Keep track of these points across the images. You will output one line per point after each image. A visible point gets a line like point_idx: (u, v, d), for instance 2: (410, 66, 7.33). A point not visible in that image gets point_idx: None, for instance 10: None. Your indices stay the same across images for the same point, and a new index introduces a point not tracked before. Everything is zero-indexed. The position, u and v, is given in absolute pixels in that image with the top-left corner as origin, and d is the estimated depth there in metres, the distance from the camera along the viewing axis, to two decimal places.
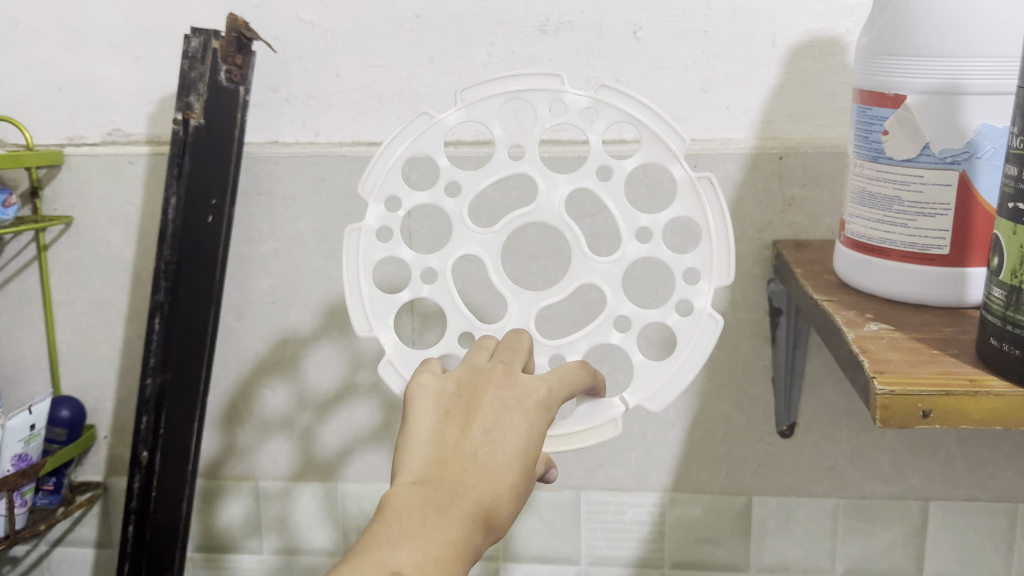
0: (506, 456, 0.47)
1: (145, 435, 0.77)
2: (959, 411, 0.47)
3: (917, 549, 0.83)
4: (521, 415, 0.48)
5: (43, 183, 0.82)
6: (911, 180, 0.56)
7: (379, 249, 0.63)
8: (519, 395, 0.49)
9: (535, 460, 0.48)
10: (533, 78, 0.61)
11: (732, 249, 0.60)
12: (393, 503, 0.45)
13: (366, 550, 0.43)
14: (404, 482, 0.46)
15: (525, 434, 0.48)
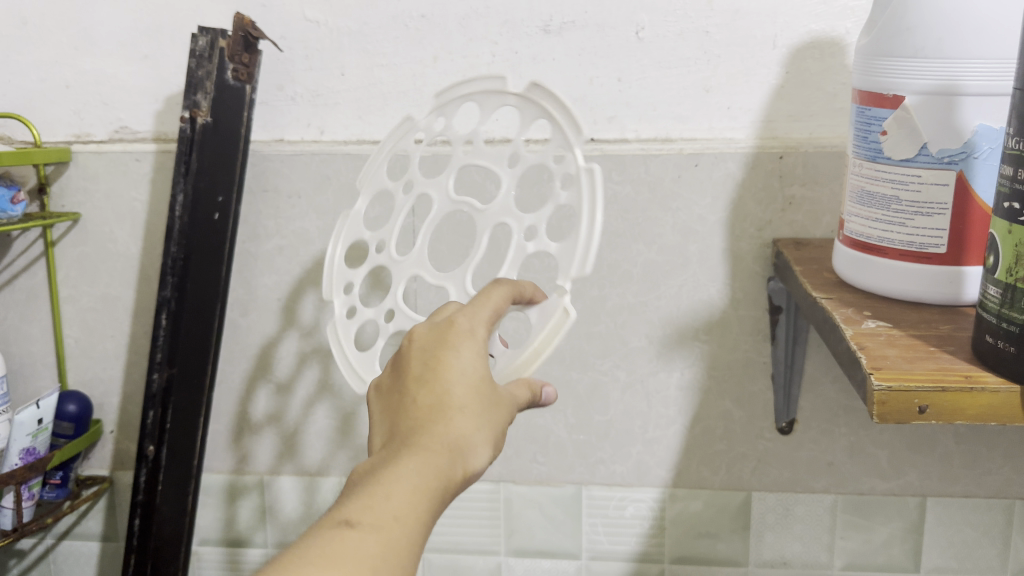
0: (443, 390, 0.48)
1: (151, 429, 0.79)
2: (955, 407, 0.48)
3: (914, 544, 0.84)
4: (448, 351, 0.49)
5: (51, 179, 0.83)
6: (909, 179, 0.57)
7: (351, 324, 0.66)
8: (440, 339, 0.50)
9: (483, 382, 0.49)
10: (391, 132, 0.68)
11: (568, 108, 0.57)
12: (356, 476, 0.46)
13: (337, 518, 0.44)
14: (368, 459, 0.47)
15: (456, 364, 0.49)
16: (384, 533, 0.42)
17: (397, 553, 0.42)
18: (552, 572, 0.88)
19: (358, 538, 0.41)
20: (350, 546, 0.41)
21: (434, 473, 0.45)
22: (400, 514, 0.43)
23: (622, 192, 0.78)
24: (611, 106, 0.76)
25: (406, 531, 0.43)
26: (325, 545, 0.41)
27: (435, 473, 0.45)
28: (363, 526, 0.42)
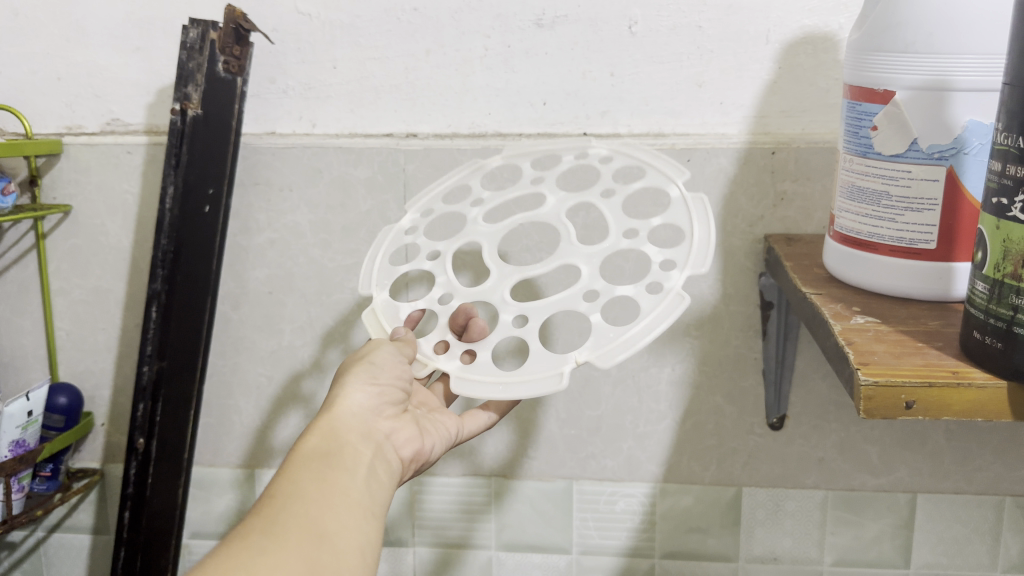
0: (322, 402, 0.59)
1: (141, 422, 0.79)
2: (942, 403, 0.48)
3: (904, 540, 0.84)
4: None
5: (42, 171, 0.83)
6: (899, 175, 0.57)
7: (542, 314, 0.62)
8: None
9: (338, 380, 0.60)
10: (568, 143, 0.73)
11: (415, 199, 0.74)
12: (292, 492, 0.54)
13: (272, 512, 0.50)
14: None
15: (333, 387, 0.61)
16: (276, 510, 0.48)
17: (289, 515, 0.48)
18: (543, 566, 0.88)
19: (253, 523, 0.47)
20: (246, 533, 0.47)
21: (316, 446, 0.54)
22: (290, 490, 0.50)
23: None
24: (603, 100, 0.76)
25: (300, 499, 0.49)
26: (226, 541, 0.46)
27: (315, 445, 0.54)
28: (259, 515, 0.48)
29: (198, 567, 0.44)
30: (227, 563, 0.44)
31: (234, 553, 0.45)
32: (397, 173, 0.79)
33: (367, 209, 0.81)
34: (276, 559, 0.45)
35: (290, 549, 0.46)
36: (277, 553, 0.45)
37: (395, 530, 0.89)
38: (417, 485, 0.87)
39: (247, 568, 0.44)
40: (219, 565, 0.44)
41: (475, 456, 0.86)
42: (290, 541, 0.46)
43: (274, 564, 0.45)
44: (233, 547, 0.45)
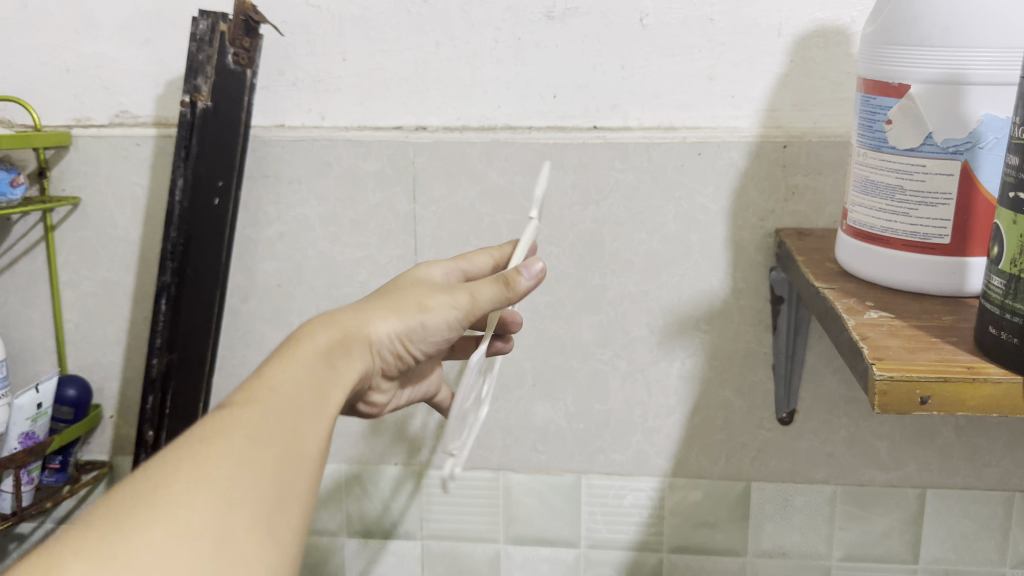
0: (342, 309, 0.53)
1: (151, 414, 0.79)
2: (957, 398, 0.48)
3: (913, 536, 0.83)
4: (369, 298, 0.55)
5: (51, 163, 0.83)
6: (913, 169, 0.56)
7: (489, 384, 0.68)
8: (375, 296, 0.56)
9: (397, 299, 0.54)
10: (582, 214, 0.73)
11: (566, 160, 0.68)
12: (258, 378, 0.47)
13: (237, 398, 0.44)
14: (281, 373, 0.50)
15: (363, 301, 0.55)
16: (257, 419, 0.41)
17: (270, 429, 0.41)
18: (551, 560, 0.88)
19: (229, 425, 0.41)
20: (219, 434, 0.40)
21: (314, 354, 0.47)
22: (274, 400, 0.43)
23: (625, 180, 0.77)
24: (614, 94, 0.76)
25: (280, 413, 0.42)
26: (192, 437, 0.40)
27: (311, 351, 0.47)
28: (236, 417, 0.41)
29: (157, 466, 0.38)
30: (195, 470, 0.38)
31: (205, 458, 0.38)
32: (406, 166, 0.79)
33: (376, 203, 0.80)
34: (251, 479, 0.39)
35: (268, 471, 0.40)
36: (252, 468, 0.39)
37: (404, 523, 0.89)
38: (425, 478, 0.87)
39: (218, 483, 0.38)
40: (186, 472, 0.38)
41: (484, 449, 0.86)
42: (269, 461, 0.40)
43: (247, 483, 0.38)
44: (204, 448, 0.39)
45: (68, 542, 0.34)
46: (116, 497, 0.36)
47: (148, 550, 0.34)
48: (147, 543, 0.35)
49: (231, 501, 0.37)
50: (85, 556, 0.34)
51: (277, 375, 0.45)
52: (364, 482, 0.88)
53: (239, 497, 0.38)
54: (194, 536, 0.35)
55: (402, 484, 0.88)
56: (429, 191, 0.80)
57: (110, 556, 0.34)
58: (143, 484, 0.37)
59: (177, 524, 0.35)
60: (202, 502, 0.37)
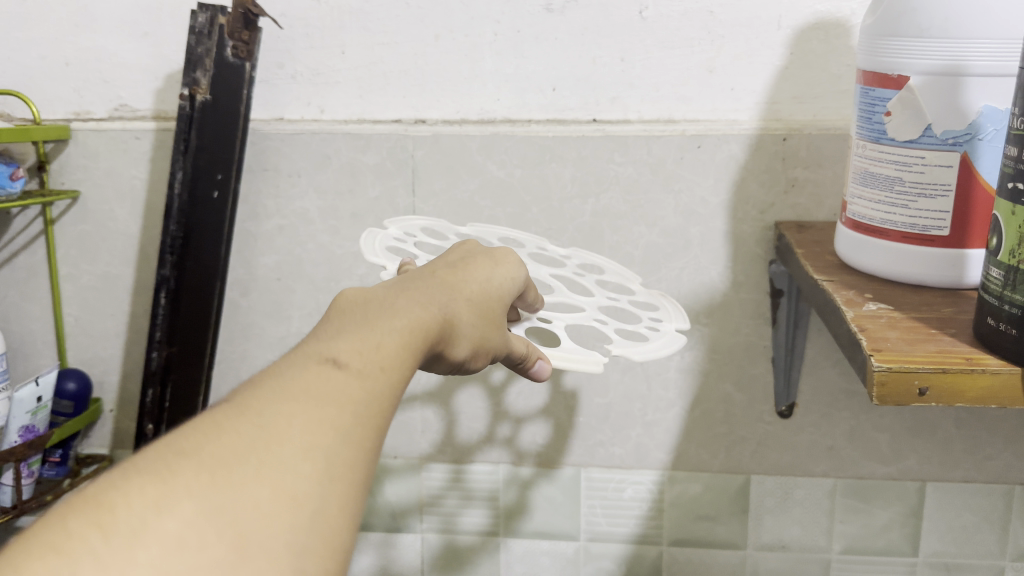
0: (430, 292, 0.44)
1: (150, 408, 0.79)
2: (956, 389, 0.48)
3: (913, 529, 0.83)
4: (467, 279, 0.47)
5: (50, 157, 0.83)
6: (912, 161, 0.56)
7: None
8: (464, 270, 0.48)
9: (488, 307, 0.47)
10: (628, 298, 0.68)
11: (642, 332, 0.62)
12: (356, 315, 0.40)
13: (342, 342, 0.37)
14: (363, 300, 0.42)
15: (439, 271, 0.48)
16: (370, 379, 0.36)
17: (380, 399, 0.36)
18: (551, 553, 0.88)
19: (344, 379, 0.35)
20: (332, 388, 0.34)
21: (415, 330, 0.40)
22: (385, 363, 0.37)
23: (624, 173, 0.77)
24: (614, 86, 0.76)
25: (392, 381, 0.37)
26: (305, 381, 0.34)
27: (411, 329, 0.40)
28: (350, 371, 0.36)
29: (269, 410, 0.33)
30: (308, 427, 0.32)
31: (317, 414, 0.33)
32: (405, 160, 0.79)
33: (375, 196, 0.80)
34: (360, 451, 0.33)
35: (374, 445, 0.34)
36: (361, 439, 0.34)
37: (404, 516, 0.89)
38: (425, 471, 0.87)
39: (328, 446, 0.32)
40: (300, 427, 0.32)
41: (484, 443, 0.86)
42: (375, 436, 0.35)
43: (357, 456, 0.33)
44: (318, 402, 0.33)
45: (177, 478, 0.29)
46: (226, 438, 0.31)
47: (255, 514, 0.29)
48: (255, 505, 0.30)
49: (340, 474, 0.32)
50: (193, 503, 0.29)
51: (387, 333, 0.39)
52: None
53: (341, 479, 0.32)
54: (300, 509, 0.30)
55: (402, 478, 0.88)
56: (429, 184, 0.80)
57: (218, 509, 0.29)
58: (255, 430, 0.32)
59: (285, 489, 0.30)
60: (313, 468, 0.31)
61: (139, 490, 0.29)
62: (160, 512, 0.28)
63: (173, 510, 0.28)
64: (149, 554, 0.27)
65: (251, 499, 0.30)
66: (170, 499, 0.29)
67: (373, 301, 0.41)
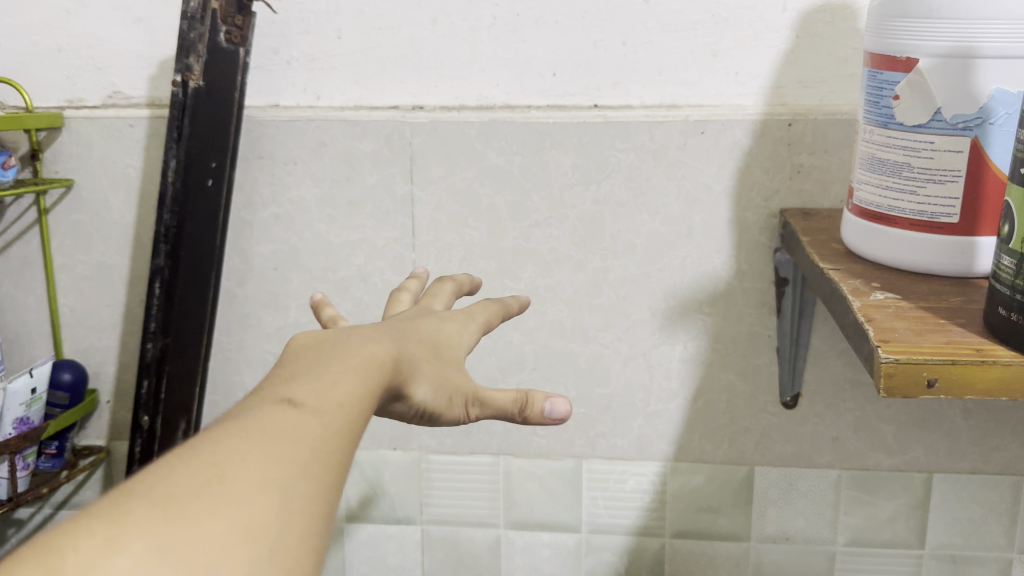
0: (381, 331, 0.40)
1: (146, 400, 0.78)
2: (966, 380, 0.46)
3: (919, 521, 0.82)
4: (423, 322, 0.43)
5: (44, 145, 0.82)
6: (921, 146, 0.55)
7: None
8: (421, 316, 0.44)
9: (449, 347, 0.43)
10: None
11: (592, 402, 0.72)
12: (311, 352, 0.37)
13: (296, 379, 0.35)
14: (316, 338, 0.38)
15: (395, 319, 0.44)
16: (330, 414, 0.33)
17: (342, 433, 0.33)
18: (551, 545, 0.87)
19: (303, 415, 0.33)
20: (290, 424, 0.32)
21: (373, 362, 0.36)
22: (349, 396, 0.34)
23: (625, 160, 0.76)
24: (615, 71, 0.74)
25: (354, 415, 0.34)
26: (260, 418, 0.32)
27: (369, 366, 0.36)
28: (308, 408, 0.33)
29: (223, 448, 0.30)
30: (264, 463, 0.30)
31: (274, 450, 0.31)
32: (403, 147, 0.78)
33: (372, 184, 0.79)
34: (323, 485, 0.31)
35: (338, 480, 0.32)
36: (321, 474, 0.32)
37: (402, 507, 0.88)
38: (424, 463, 0.87)
39: (288, 482, 0.30)
40: (256, 464, 0.30)
41: (484, 434, 0.85)
42: (339, 470, 0.32)
43: (318, 491, 0.31)
44: (275, 439, 0.31)
45: (126, 517, 0.27)
46: (179, 477, 0.29)
47: (210, 549, 0.27)
48: (207, 543, 0.27)
49: (300, 510, 0.30)
50: (143, 542, 0.27)
51: (347, 367, 0.36)
52: (364, 466, 0.87)
53: (300, 515, 0.30)
54: (258, 542, 0.28)
55: (402, 470, 0.87)
56: (426, 172, 0.78)
57: (170, 545, 0.27)
58: (208, 467, 0.30)
59: (242, 524, 0.28)
60: (272, 502, 0.29)
61: (87, 532, 0.26)
62: (108, 553, 0.26)
63: (122, 547, 0.26)
64: None
65: (206, 533, 0.28)
66: (119, 537, 0.26)
67: (326, 338, 0.38)
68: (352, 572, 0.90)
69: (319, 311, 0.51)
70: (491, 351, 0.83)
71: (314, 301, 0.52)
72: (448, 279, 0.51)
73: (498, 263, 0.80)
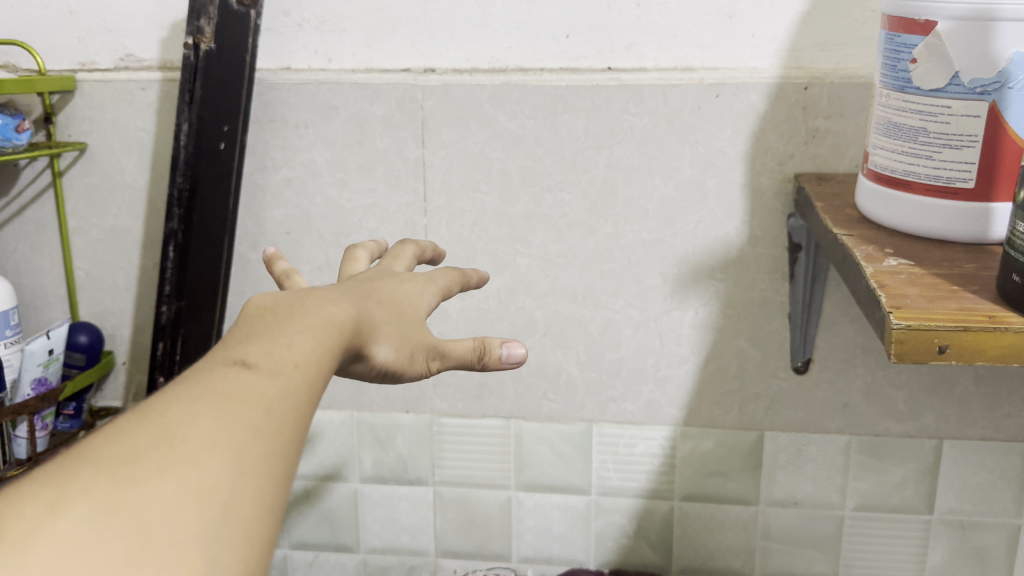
0: (339, 292, 0.39)
1: (161, 362, 0.79)
2: (977, 347, 0.46)
3: (928, 486, 0.82)
4: (386, 283, 0.43)
5: (56, 109, 0.82)
6: (938, 110, 0.54)
7: None
8: (386, 277, 0.44)
9: (412, 308, 0.43)
10: None
11: None
12: (267, 312, 0.36)
13: (252, 338, 0.34)
14: (271, 297, 0.37)
15: (359, 279, 0.43)
16: (285, 374, 0.33)
17: (296, 392, 0.33)
18: (561, 507, 0.88)
19: (255, 375, 0.32)
20: (242, 384, 0.32)
21: (334, 321, 0.36)
22: (303, 357, 0.34)
23: (639, 124, 0.75)
24: (629, 33, 0.73)
25: (310, 376, 0.34)
26: (211, 382, 0.32)
27: (327, 324, 0.36)
28: (261, 369, 0.33)
29: (173, 410, 0.30)
30: (215, 424, 0.30)
31: (224, 412, 0.31)
32: (414, 111, 0.77)
33: (384, 147, 0.79)
34: (276, 445, 0.31)
35: (294, 441, 0.32)
36: (275, 435, 0.31)
37: (415, 468, 0.89)
38: (436, 426, 0.87)
39: (239, 442, 0.30)
40: (205, 424, 0.30)
41: (495, 397, 0.86)
42: (294, 430, 0.32)
43: (271, 451, 0.31)
44: (225, 399, 0.31)
45: (73, 482, 0.28)
46: (127, 439, 0.29)
47: (158, 512, 0.27)
48: (156, 503, 0.28)
49: (253, 470, 0.30)
50: (89, 506, 0.27)
51: (303, 326, 0.35)
52: (377, 429, 0.88)
53: (251, 474, 0.30)
54: (210, 502, 0.28)
55: (415, 433, 0.88)
56: (438, 136, 0.78)
57: (114, 509, 0.27)
58: (157, 430, 0.30)
59: (192, 486, 0.28)
60: (223, 461, 0.29)
61: (32, 497, 0.27)
62: (55, 517, 0.27)
63: (69, 513, 0.27)
64: (40, 559, 0.26)
65: (154, 494, 0.28)
66: (64, 504, 0.27)
67: (283, 297, 0.37)
68: (365, 532, 0.91)
69: (272, 265, 0.49)
70: (503, 316, 0.83)
71: (267, 255, 0.51)
72: (412, 241, 0.51)
73: (509, 228, 0.80)
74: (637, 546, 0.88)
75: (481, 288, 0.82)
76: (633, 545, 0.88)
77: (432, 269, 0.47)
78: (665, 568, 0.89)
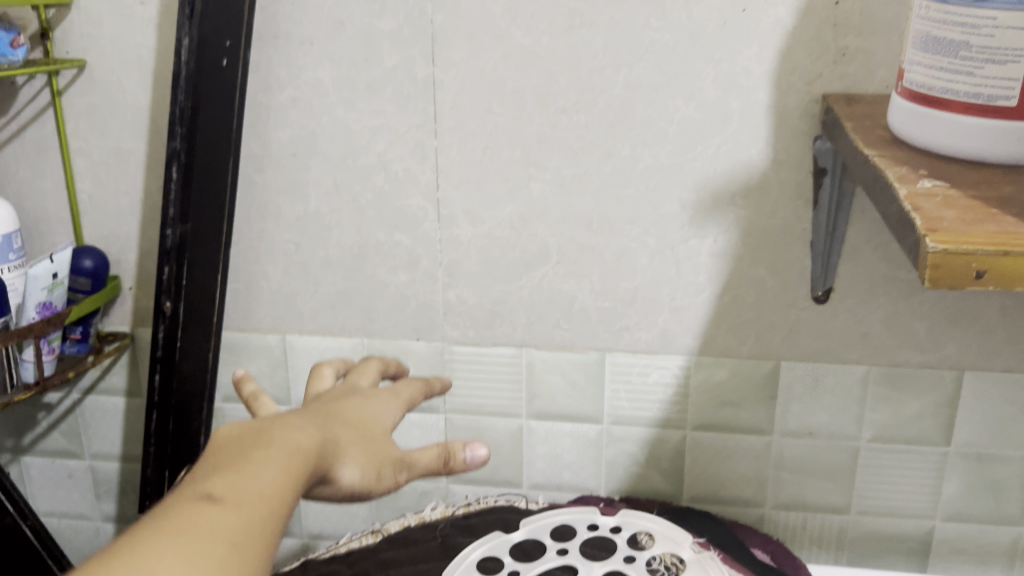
0: (303, 418, 0.42)
1: (167, 285, 0.77)
2: (1018, 273, 0.44)
3: (946, 418, 0.81)
4: (346, 405, 0.46)
5: (53, 25, 0.79)
6: (982, 22, 0.50)
7: None
8: (346, 399, 0.47)
9: (375, 429, 0.45)
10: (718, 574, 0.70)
11: None
12: (230, 446, 0.38)
13: (217, 473, 0.35)
14: (234, 429, 0.39)
15: (321, 402, 0.46)
16: (250, 506, 0.34)
17: (262, 526, 0.34)
18: (572, 435, 0.88)
19: (221, 512, 0.34)
20: (208, 521, 0.33)
21: (297, 451, 0.38)
22: (267, 488, 0.35)
23: (661, 41, 0.72)
24: None
25: (274, 506, 0.35)
26: (179, 519, 0.33)
27: (289, 456, 0.38)
28: (227, 503, 0.34)
29: (141, 550, 0.31)
30: (186, 563, 0.31)
31: (190, 546, 0.32)
32: (425, 27, 0.74)
33: (393, 66, 0.76)
34: (241, 565, 0.32)
35: (259, 565, 0.33)
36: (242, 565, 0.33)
37: (425, 395, 0.88)
38: (447, 354, 0.86)
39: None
40: (173, 563, 0.31)
41: (507, 326, 0.85)
42: (260, 558, 0.33)
43: None
44: (191, 538, 0.32)
45: None
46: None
47: None
48: None
49: None
50: None
51: (265, 459, 0.37)
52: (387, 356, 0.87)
53: None
54: None
55: (426, 360, 0.87)
56: (449, 53, 0.74)
57: None
58: (125, 568, 0.30)
59: None
60: None
61: None
62: None
63: None
64: None
65: None
66: None
67: (249, 427, 0.39)
68: None
69: (239, 387, 0.52)
70: (515, 243, 0.81)
71: (233, 377, 0.54)
72: (378, 358, 0.57)
73: (522, 151, 0.77)
74: (648, 474, 0.88)
75: (493, 214, 0.80)
76: (644, 473, 0.88)
77: (398, 382, 0.52)
78: (676, 496, 0.88)
